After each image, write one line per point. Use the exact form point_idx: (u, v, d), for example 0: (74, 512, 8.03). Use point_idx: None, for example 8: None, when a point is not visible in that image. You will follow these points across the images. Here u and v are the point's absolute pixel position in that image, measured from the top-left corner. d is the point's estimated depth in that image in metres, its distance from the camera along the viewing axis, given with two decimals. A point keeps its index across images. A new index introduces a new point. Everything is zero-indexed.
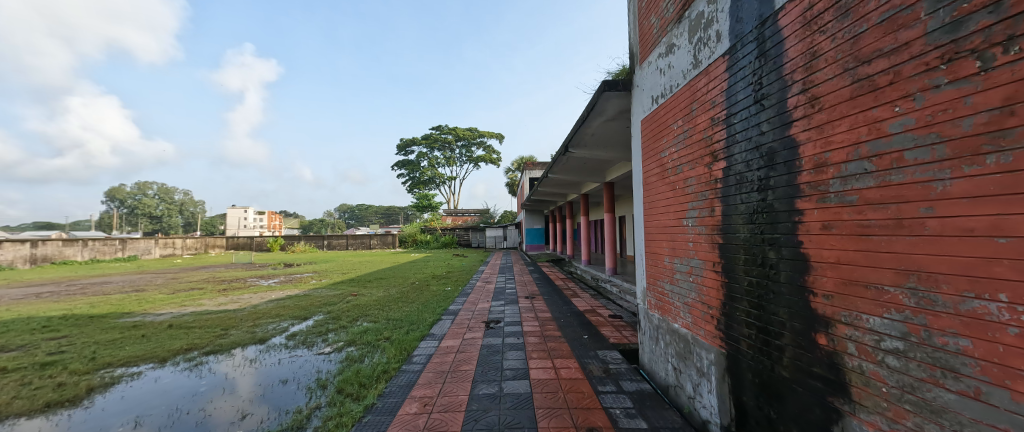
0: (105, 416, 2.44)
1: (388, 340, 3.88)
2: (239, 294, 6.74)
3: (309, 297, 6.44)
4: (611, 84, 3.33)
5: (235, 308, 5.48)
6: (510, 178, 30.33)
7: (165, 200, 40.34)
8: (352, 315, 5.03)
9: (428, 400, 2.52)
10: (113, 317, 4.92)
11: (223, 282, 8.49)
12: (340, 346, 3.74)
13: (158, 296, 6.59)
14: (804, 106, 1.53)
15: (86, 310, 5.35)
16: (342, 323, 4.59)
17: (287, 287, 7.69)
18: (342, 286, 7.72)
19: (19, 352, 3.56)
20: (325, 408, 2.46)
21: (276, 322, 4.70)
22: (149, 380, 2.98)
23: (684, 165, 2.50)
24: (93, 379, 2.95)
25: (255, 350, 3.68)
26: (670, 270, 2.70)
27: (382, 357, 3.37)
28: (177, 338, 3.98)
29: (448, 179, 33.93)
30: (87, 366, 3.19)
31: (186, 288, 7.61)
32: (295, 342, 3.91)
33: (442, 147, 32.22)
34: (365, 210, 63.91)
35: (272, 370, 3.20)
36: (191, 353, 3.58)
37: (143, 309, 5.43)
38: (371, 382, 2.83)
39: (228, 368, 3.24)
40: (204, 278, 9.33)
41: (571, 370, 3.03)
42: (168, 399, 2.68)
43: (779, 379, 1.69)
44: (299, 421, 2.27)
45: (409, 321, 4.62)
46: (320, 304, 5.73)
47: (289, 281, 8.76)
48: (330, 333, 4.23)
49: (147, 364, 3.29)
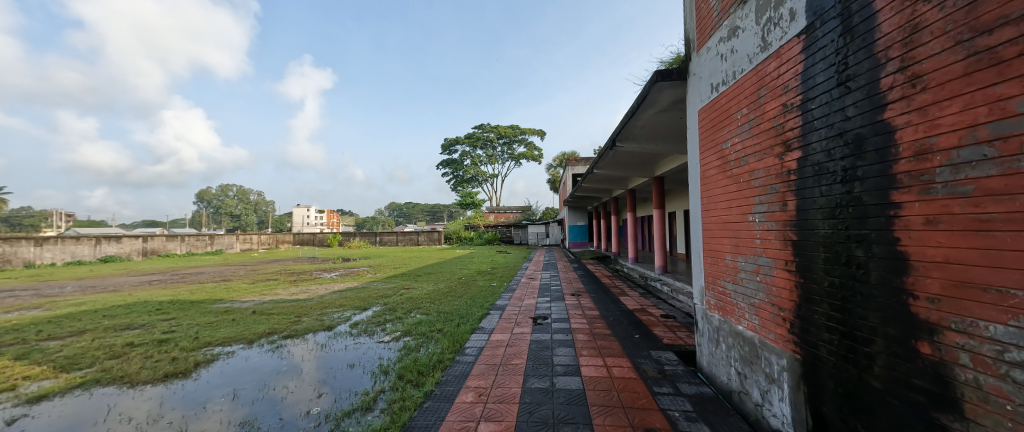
0: (208, 388, 2.82)
1: (441, 332, 4.06)
2: (307, 286, 7.40)
3: (366, 289, 6.90)
4: (664, 73, 3.19)
5: (305, 298, 6.04)
6: (551, 174, 30.09)
7: (242, 201, 45.28)
8: (406, 307, 5.31)
9: (483, 390, 2.61)
10: (209, 303, 5.65)
11: (293, 274, 9.38)
12: (397, 336, 3.99)
13: (242, 285, 7.45)
14: (902, 86, 1.36)
15: (187, 296, 6.19)
16: (398, 314, 4.87)
17: (347, 280, 8.31)
18: (395, 279, 8.19)
19: (141, 330, 4.22)
20: (389, 392, 2.64)
21: (340, 312, 5.10)
22: (241, 358, 3.40)
23: (749, 156, 2.34)
24: (198, 355, 3.42)
25: (324, 336, 4.04)
26: (733, 269, 2.54)
27: (436, 348, 3.54)
28: (260, 323, 4.47)
29: (490, 177, 34.54)
30: (192, 344, 3.70)
31: (263, 279, 8.52)
32: (358, 331, 4.23)
33: (485, 145, 32.82)
34: (411, 209, 66.89)
35: (340, 355, 3.50)
36: (272, 336, 4.01)
37: (231, 297, 6.16)
38: (428, 370, 2.99)
39: (303, 351, 3.58)
40: (276, 271, 10.37)
41: (624, 369, 2.97)
42: (257, 376, 3.03)
43: (869, 390, 1.54)
44: (367, 403, 2.46)
45: (459, 315, 4.79)
46: (377, 296, 6.13)
47: (348, 274, 9.48)
48: (388, 323, 4.51)
49: (238, 345, 3.74)
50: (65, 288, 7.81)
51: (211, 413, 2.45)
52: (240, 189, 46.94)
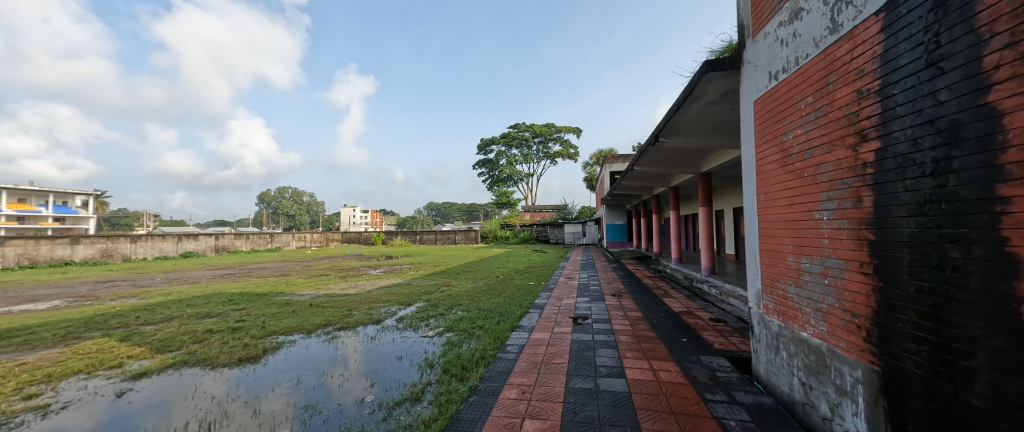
0: (275, 372, 3.09)
1: (482, 329, 4.14)
2: (356, 281, 7.86)
3: (410, 286, 7.19)
4: (715, 64, 3.02)
5: (355, 293, 6.41)
6: (588, 172, 29.52)
7: (296, 202, 48.95)
8: (447, 304, 5.47)
9: (527, 388, 2.63)
10: (272, 295, 6.18)
11: (342, 271, 9.99)
12: (440, 331, 4.12)
13: (299, 280, 8.07)
14: (1012, 64, 1.19)
15: (253, 289, 6.82)
16: (440, 310, 5.04)
17: (391, 277, 8.71)
18: (436, 277, 8.47)
19: (218, 318, 4.72)
20: (435, 385, 2.74)
21: (387, 306, 5.37)
22: (301, 347, 3.69)
23: (815, 149, 2.15)
24: (266, 343, 3.76)
25: (373, 329, 4.27)
26: (795, 271, 2.35)
27: (478, 344, 3.61)
28: (317, 315, 4.82)
29: (525, 176, 34.59)
30: (260, 332, 4.07)
31: (317, 274, 9.16)
32: (404, 325, 4.42)
33: (520, 145, 32.93)
34: (449, 209, 68.88)
35: (389, 347, 3.69)
36: (327, 327, 4.31)
37: (290, 290, 6.69)
38: (471, 365, 3.06)
39: (355, 343, 3.81)
40: (328, 267, 11.12)
41: (672, 373, 2.85)
42: (316, 364, 3.27)
43: (968, 409, 1.36)
44: (415, 394, 2.57)
45: (499, 312, 4.86)
46: (420, 293, 6.37)
47: (392, 271, 9.93)
48: (431, 319, 4.68)
49: (299, 334, 4.06)
50: (155, 280, 8.90)
51: (278, 395, 2.68)
52: (294, 191, 50.73)
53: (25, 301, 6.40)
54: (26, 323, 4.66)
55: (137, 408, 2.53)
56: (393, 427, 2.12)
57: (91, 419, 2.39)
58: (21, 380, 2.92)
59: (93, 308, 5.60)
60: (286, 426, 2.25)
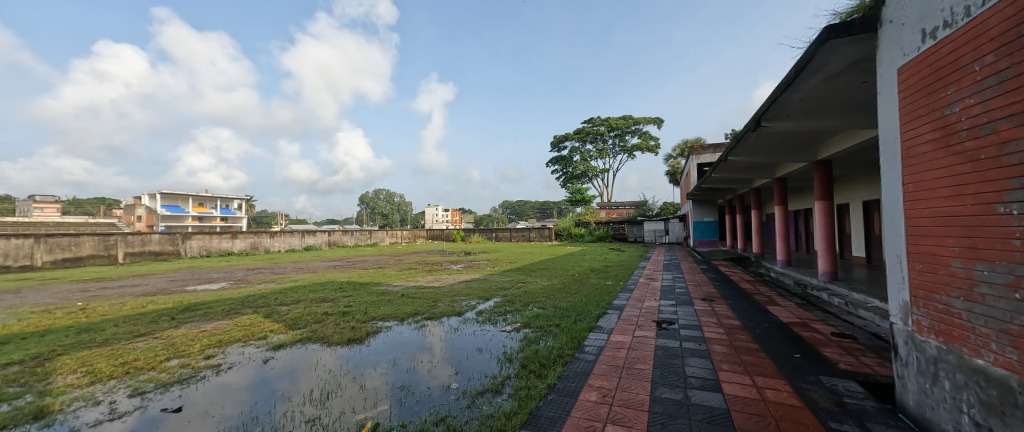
0: (375, 354, 3.50)
1: (559, 327, 4.11)
2: (439, 275, 8.49)
3: (488, 281, 7.50)
4: (839, 29, 2.51)
5: (439, 286, 6.92)
6: (671, 165, 27.28)
7: (389, 202, 54.92)
8: (524, 300, 5.57)
9: (607, 392, 2.53)
10: (372, 285, 7.02)
11: (428, 265, 10.90)
12: (518, 327, 4.22)
13: (392, 272, 9.04)
14: None
15: (357, 279, 7.83)
16: (517, 306, 5.15)
17: (471, 272, 9.20)
18: (513, 273, 8.69)
19: (332, 303, 5.53)
20: (515, 379, 2.81)
21: (468, 300, 5.68)
22: (396, 332, 4.12)
23: (997, 123, 1.65)
24: (368, 327, 4.29)
25: (456, 321, 4.56)
26: (965, 281, 1.84)
27: (555, 342, 3.60)
28: (408, 304, 5.34)
29: (600, 172, 33.46)
30: (364, 317, 4.66)
31: (407, 268, 10.15)
32: (483, 318, 4.64)
33: (594, 139, 31.92)
34: (523, 207, 70.33)
35: (470, 339, 3.90)
36: (417, 316, 4.74)
37: (386, 281, 7.52)
38: (549, 363, 3.06)
39: (440, 333, 4.12)
40: (416, 261, 12.24)
41: (781, 393, 2.47)
42: (408, 349, 3.62)
43: None
44: (495, 385, 2.67)
45: (575, 311, 4.78)
46: (497, 288, 6.61)
47: (472, 266, 10.48)
48: (508, 314, 4.81)
49: (393, 321, 4.54)
50: (287, 269, 10.84)
51: (379, 374, 3.02)
52: (387, 193, 56.85)
53: (205, 282, 8.33)
54: (206, 300, 6.05)
55: (276, 372, 3.10)
56: (477, 415, 2.23)
57: (246, 379, 2.99)
58: (203, 343, 3.79)
59: (247, 290, 7.03)
60: (385, 402, 2.52)
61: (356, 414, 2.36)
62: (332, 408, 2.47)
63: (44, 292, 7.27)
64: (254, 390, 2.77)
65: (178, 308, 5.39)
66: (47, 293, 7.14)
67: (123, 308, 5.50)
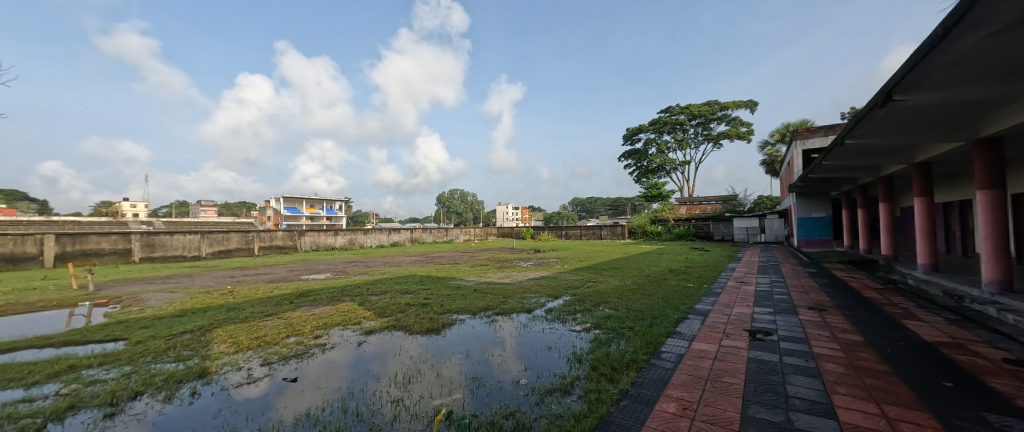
0: (450, 344, 3.72)
1: (633, 330, 3.89)
2: (510, 272, 8.70)
3: (557, 279, 7.45)
4: None
5: (509, 282, 7.09)
6: (767, 153, 23.90)
7: (462, 201, 58.11)
8: (594, 300, 5.41)
9: (688, 404, 2.32)
10: (448, 280, 7.50)
11: (499, 262, 11.24)
12: (588, 327, 4.11)
13: (466, 268, 9.55)
14: None
15: (435, 273, 8.45)
16: (587, 306, 5.02)
17: (540, 269, 9.24)
18: (583, 272, 8.51)
19: (413, 295, 6.05)
20: (584, 381, 2.74)
21: (537, 297, 5.72)
22: (469, 325, 4.33)
23: None
24: (444, 318, 4.59)
25: (525, 318, 4.62)
26: None
27: (628, 346, 3.41)
28: (480, 299, 5.58)
29: (680, 165, 30.84)
30: (441, 309, 5.00)
31: (479, 264, 10.62)
32: (552, 316, 4.62)
33: (672, 129, 29.49)
34: (593, 204, 68.44)
35: (539, 336, 3.91)
36: (488, 311, 4.92)
37: (460, 276, 7.96)
38: (622, 367, 2.92)
39: (510, 328, 4.21)
40: (488, 258, 12.74)
41: (924, 429, 1.98)
42: (480, 342, 3.78)
43: None
44: (565, 385, 2.63)
45: (651, 314, 4.48)
46: (567, 286, 6.53)
47: (541, 264, 10.51)
48: (578, 314, 4.72)
49: (466, 315, 4.78)
50: (377, 262, 12.18)
51: (454, 364, 3.21)
52: (461, 193, 60.15)
53: (314, 273, 9.79)
54: (315, 288, 7.09)
55: (368, 354, 3.50)
56: (546, 414, 2.23)
57: (345, 358, 3.43)
58: (313, 325, 4.45)
59: (346, 280, 8.08)
60: (460, 391, 2.66)
61: (434, 400, 2.54)
62: (413, 392, 2.70)
63: (207, 277, 9.24)
64: (351, 368, 3.16)
65: (295, 294, 6.42)
66: (208, 278, 9.07)
67: (257, 292, 6.72)
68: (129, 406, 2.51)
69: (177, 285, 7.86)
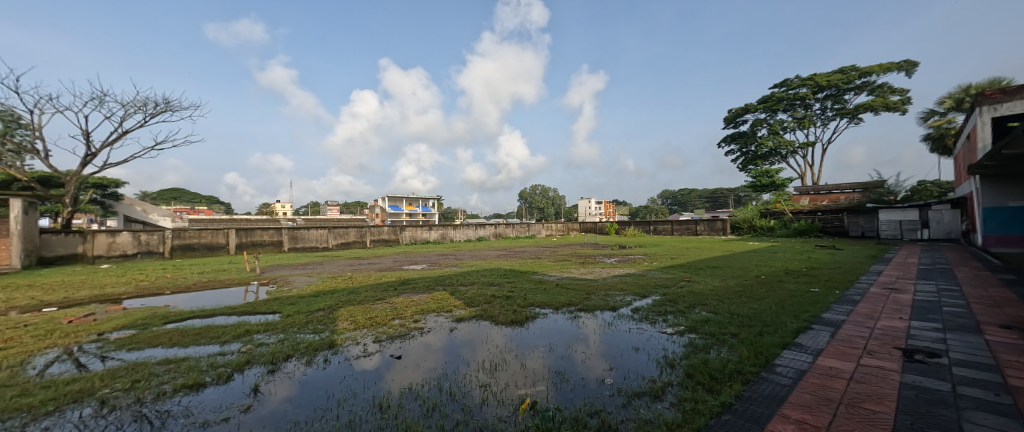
0: (534, 337, 3.81)
1: (737, 337, 3.44)
2: (593, 268, 8.49)
3: (645, 277, 6.99)
4: None
5: (592, 278, 6.92)
6: (932, 125, 18.60)
7: (544, 197, 58.73)
8: (688, 301, 4.93)
9: (812, 429, 1.96)
10: (530, 274, 7.67)
11: (581, 257, 11.06)
12: (682, 331, 3.76)
13: (547, 262, 9.61)
14: None
15: (518, 267, 8.71)
16: (680, 307, 4.61)
17: (626, 266, 8.79)
18: (675, 270, 7.83)
19: (498, 287, 6.34)
20: (678, 388, 2.52)
21: (622, 295, 5.47)
22: (552, 320, 4.36)
23: None
24: (527, 311, 4.70)
25: (610, 316, 4.45)
26: None
27: (731, 355, 3.02)
28: (563, 294, 5.57)
29: (799, 147, 26.04)
30: (524, 302, 5.14)
31: (561, 259, 10.59)
32: (640, 316, 4.36)
33: (789, 106, 25.02)
34: (686, 196, 62.36)
35: (625, 336, 3.74)
36: (571, 307, 4.88)
37: (542, 271, 8.05)
38: (723, 377, 2.61)
39: (594, 325, 4.10)
40: (570, 253, 12.63)
41: None
42: (563, 337, 3.78)
43: None
44: (655, 390, 2.46)
45: (761, 321, 3.90)
46: (656, 285, 6.08)
47: (627, 261, 9.97)
48: (669, 315, 4.37)
49: (548, 309, 4.82)
50: (465, 256, 13.09)
51: (538, 356, 3.27)
52: (542, 189, 60.74)
53: (413, 263, 10.97)
54: (414, 277, 7.94)
55: (459, 340, 3.79)
56: (634, 417, 2.12)
57: (440, 342, 3.77)
58: (412, 310, 4.99)
59: (439, 271, 8.86)
60: (543, 383, 2.70)
61: (518, 388, 2.63)
62: (499, 379, 2.83)
63: (333, 265, 11.11)
64: (445, 352, 3.47)
65: (399, 282, 7.30)
66: (334, 265, 10.89)
67: (370, 279, 7.82)
68: (284, 365, 3.18)
69: (313, 271, 9.61)
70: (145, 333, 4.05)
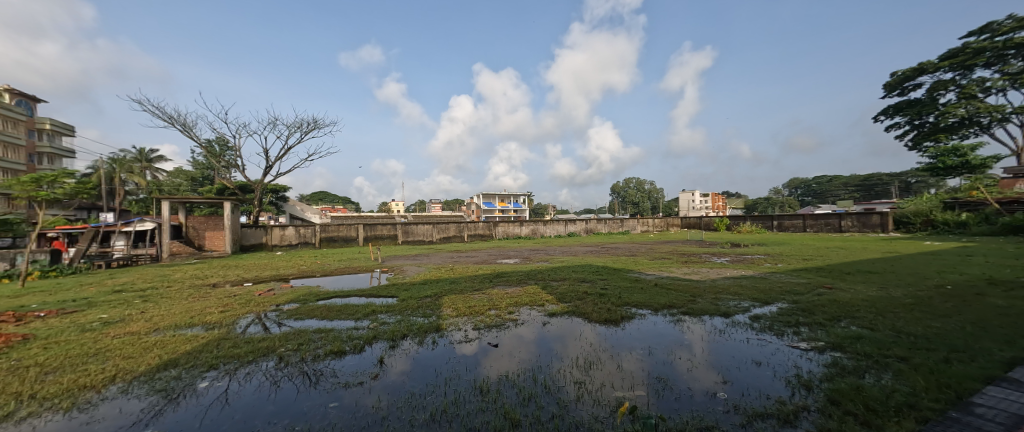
0: (631, 338, 3.60)
1: (907, 362, 2.67)
2: (699, 267, 7.64)
3: (767, 281, 5.98)
4: None
5: (698, 279, 6.24)
6: None
7: (639, 190, 55.40)
8: (830, 312, 4.04)
9: None
10: (625, 272, 7.29)
11: (684, 255, 10.04)
12: (821, 347, 3.10)
13: (645, 260, 9.00)
14: None
15: (612, 265, 8.36)
16: (817, 319, 3.81)
17: (741, 267, 7.67)
18: (808, 274, 6.51)
19: (591, 284, 6.19)
20: (816, 415, 2.09)
21: (737, 300, 4.79)
22: (651, 322, 4.06)
23: None
24: (622, 311, 4.48)
25: (721, 322, 3.95)
26: None
27: (899, 384, 2.37)
28: (664, 295, 5.14)
29: (1014, 112, 18.90)
30: (619, 301, 4.91)
31: (660, 257, 9.80)
32: (761, 326, 3.76)
33: (996, 57, 18.34)
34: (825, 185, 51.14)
35: (741, 347, 3.26)
36: (672, 309, 4.48)
37: (639, 269, 7.57)
38: (886, 411, 2.06)
39: (701, 331, 3.69)
40: (671, 251, 11.59)
41: None
42: (664, 341, 3.49)
43: None
44: (785, 414, 2.09)
45: (947, 345, 2.95)
46: (782, 291, 5.16)
47: (743, 261, 8.67)
48: (802, 327, 3.65)
49: (647, 310, 4.51)
50: (556, 251, 13.13)
51: (635, 359, 3.09)
52: (637, 182, 57.13)
53: (507, 258, 11.45)
54: (508, 271, 8.30)
55: (552, 334, 3.82)
56: None
57: (534, 334, 3.86)
58: (507, 302, 5.22)
59: (532, 266, 9.07)
60: (642, 388, 2.54)
61: (615, 390, 2.53)
62: (594, 378, 2.76)
63: (438, 256, 12.35)
64: (538, 345, 3.54)
65: (494, 274, 7.72)
66: (439, 257, 12.10)
67: (469, 271, 8.45)
68: (401, 343, 3.66)
69: (422, 261, 10.85)
70: (306, 307, 5.15)
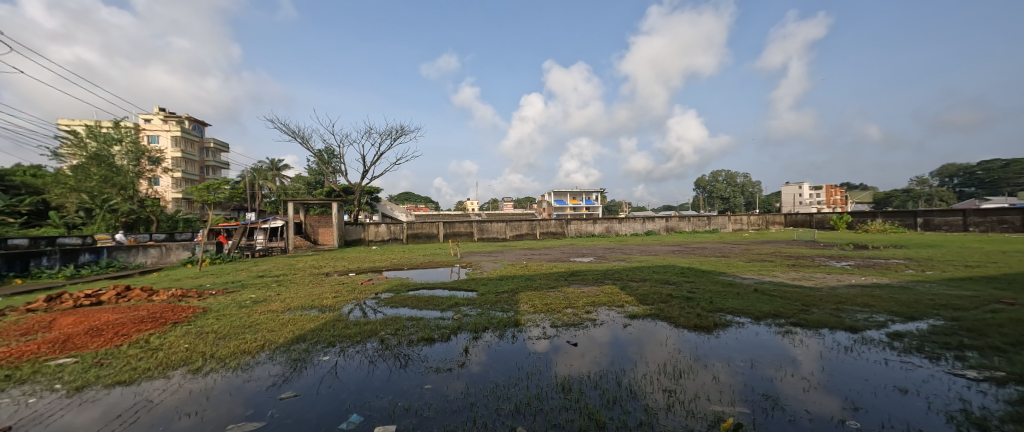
0: (728, 348, 3.25)
1: None
2: (811, 272, 6.56)
3: (911, 291, 4.85)
4: None
5: (811, 286, 5.36)
6: None
7: (730, 184, 49.63)
8: (1014, 334, 3.12)
9: None
10: (717, 274, 6.60)
11: (790, 258, 8.70)
12: (1001, 379, 2.41)
13: (739, 262, 8.04)
14: None
15: (699, 266, 7.64)
16: (992, 343, 2.97)
17: (870, 273, 6.37)
18: (974, 284, 5.13)
19: (676, 286, 5.74)
20: None
21: (867, 313, 4.00)
22: (751, 331, 3.61)
23: None
24: (715, 317, 4.07)
25: (846, 338, 3.33)
26: None
27: None
28: (766, 302, 4.53)
29: None
30: (710, 306, 4.47)
31: (759, 258, 8.66)
32: (903, 345, 3.07)
33: None
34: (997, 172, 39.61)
35: (877, 369, 2.70)
36: (778, 319, 3.92)
37: (733, 272, 6.79)
38: None
39: (818, 347, 3.16)
40: (772, 252, 10.15)
41: None
42: (769, 354, 3.07)
43: None
44: None
45: None
46: (933, 304, 4.15)
47: (872, 267, 7.21)
48: (966, 350, 2.90)
49: (746, 318, 4.02)
50: (634, 250, 12.47)
51: (735, 372, 2.78)
52: (726, 175, 51.32)
53: (582, 256, 11.22)
54: (584, 269, 8.13)
55: (634, 337, 3.63)
56: None
57: (614, 336, 3.71)
58: (584, 301, 5.13)
59: (608, 265, 8.76)
60: (745, 405, 2.27)
61: (711, 403, 2.31)
62: (686, 387, 2.56)
63: (512, 253, 12.67)
64: (619, 347, 3.40)
65: (570, 273, 7.64)
66: (513, 254, 12.41)
67: (543, 268, 8.50)
68: (483, 335, 3.84)
69: (498, 258, 11.25)
70: (399, 296, 5.72)
